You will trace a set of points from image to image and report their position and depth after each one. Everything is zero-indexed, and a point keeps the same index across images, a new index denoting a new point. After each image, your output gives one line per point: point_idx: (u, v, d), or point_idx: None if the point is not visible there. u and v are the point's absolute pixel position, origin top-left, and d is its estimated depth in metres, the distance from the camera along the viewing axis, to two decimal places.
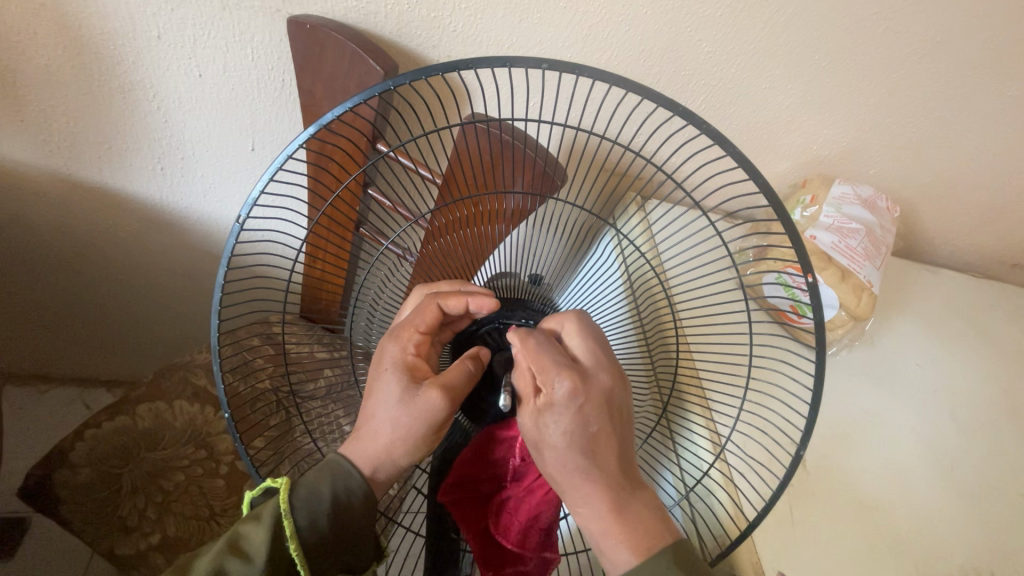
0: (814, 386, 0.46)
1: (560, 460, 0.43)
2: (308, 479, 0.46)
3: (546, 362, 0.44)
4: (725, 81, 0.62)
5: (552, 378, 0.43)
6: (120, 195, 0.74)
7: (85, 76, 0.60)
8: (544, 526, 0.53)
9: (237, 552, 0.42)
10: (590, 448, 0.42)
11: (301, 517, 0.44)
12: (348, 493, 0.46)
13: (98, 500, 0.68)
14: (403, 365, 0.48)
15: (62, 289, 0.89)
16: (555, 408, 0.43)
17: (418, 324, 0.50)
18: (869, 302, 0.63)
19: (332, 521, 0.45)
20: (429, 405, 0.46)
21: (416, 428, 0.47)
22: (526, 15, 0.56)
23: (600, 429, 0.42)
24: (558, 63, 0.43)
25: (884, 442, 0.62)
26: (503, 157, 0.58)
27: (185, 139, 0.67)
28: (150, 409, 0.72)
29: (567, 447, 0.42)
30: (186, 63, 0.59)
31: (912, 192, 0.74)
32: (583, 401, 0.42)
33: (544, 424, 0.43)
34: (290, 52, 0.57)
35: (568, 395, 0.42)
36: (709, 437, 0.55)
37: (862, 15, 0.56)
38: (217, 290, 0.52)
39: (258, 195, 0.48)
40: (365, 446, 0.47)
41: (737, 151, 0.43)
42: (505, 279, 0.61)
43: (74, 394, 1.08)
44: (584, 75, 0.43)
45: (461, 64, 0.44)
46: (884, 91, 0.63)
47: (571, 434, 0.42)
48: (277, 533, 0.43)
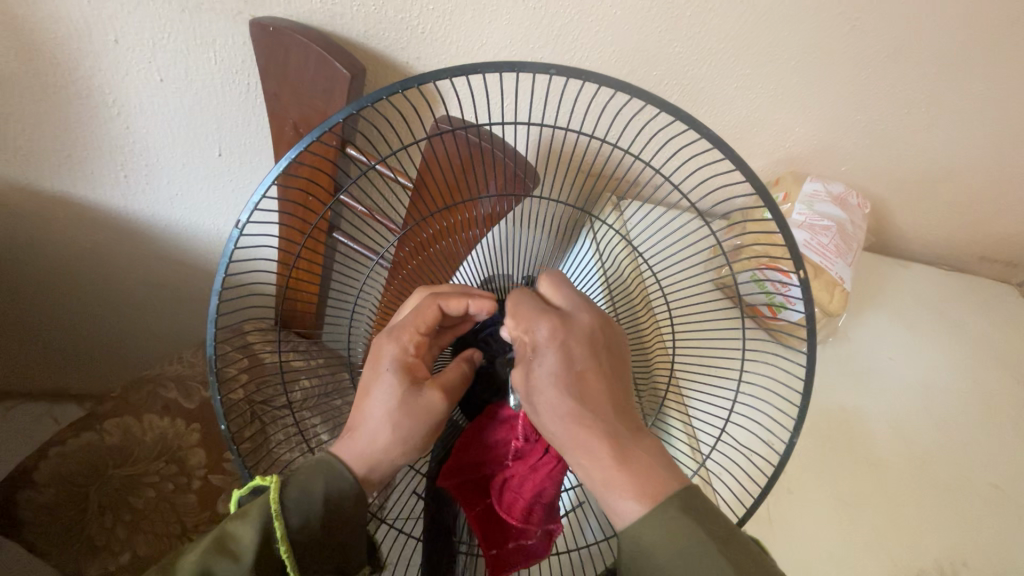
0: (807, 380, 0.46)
1: (549, 404, 0.42)
2: (300, 480, 0.44)
3: (525, 310, 0.46)
4: (696, 81, 0.63)
5: (533, 322, 0.44)
6: (82, 204, 0.72)
7: (41, 82, 0.58)
8: (548, 501, 0.52)
9: (226, 552, 0.40)
10: (578, 389, 0.42)
11: (293, 517, 0.42)
12: (341, 495, 0.45)
13: (63, 520, 0.65)
14: (404, 365, 0.48)
15: (27, 300, 0.86)
16: (539, 351, 0.44)
17: (418, 324, 0.49)
18: (841, 298, 0.63)
19: (324, 521, 0.43)
20: (430, 406, 0.48)
21: (416, 430, 0.47)
22: (494, 18, 0.56)
23: (586, 367, 0.43)
24: (566, 69, 0.44)
25: (858, 435, 0.62)
26: (479, 166, 0.58)
27: (148, 145, 0.65)
28: (118, 424, 0.71)
29: (555, 386, 0.42)
30: (146, 67, 0.58)
31: (882, 188, 0.76)
32: (563, 339, 0.43)
33: (531, 371, 0.44)
34: (253, 56, 0.56)
35: (549, 335, 0.44)
36: (690, 453, 0.56)
37: (828, 15, 0.57)
38: (212, 296, 0.52)
39: (260, 199, 0.49)
40: (355, 448, 0.46)
41: (734, 153, 0.44)
42: (494, 283, 0.60)
43: (43, 409, 1.04)
44: (592, 81, 0.44)
45: (468, 68, 0.45)
46: (852, 89, 0.64)
47: (555, 373, 0.42)
48: (267, 533, 0.41)
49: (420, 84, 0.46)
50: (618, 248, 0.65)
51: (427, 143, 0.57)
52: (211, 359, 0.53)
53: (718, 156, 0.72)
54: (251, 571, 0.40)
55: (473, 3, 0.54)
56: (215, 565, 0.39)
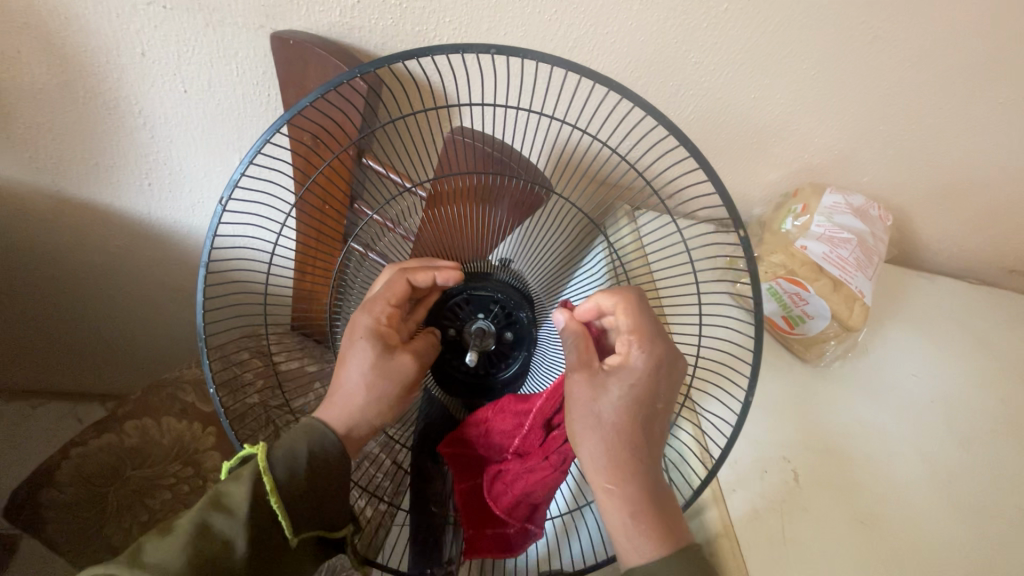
0: (753, 361, 0.46)
1: (617, 428, 0.46)
2: (284, 441, 0.46)
3: (645, 329, 0.47)
4: (713, 91, 0.62)
5: (642, 349, 0.46)
6: (107, 210, 0.74)
7: (72, 93, 0.60)
8: (534, 501, 0.55)
9: (220, 507, 0.43)
10: (648, 424, 0.46)
11: (280, 471, 0.45)
12: (324, 449, 0.48)
13: (83, 519, 0.67)
14: (375, 333, 0.52)
15: (55, 302, 0.88)
16: (630, 372, 0.46)
17: (389, 297, 0.53)
18: (861, 313, 0.62)
19: (310, 476, 0.46)
20: (400, 368, 0.52)
21: (389, 389, 0.52)
22: (509, 29, 0.56)
23: (664, 407, 0.46)
24: (505, 47, 0.43)
25: (877, 451, 0.61)
26: (496, 162, 0.58)
27: (172, 154, 0.67)
28: (137, 426, 0.72)
29: (626, 416, 0.46)
30: (171, 79, 0.59)
31: (904, 199, 0.74)
32: (659, 375, 0.46)
33: (610, 384, 0.46)
34: (274, 67, 0.57)
35: (651, 365, 0.46)
36: (693, 432, 0.57)
37: (849, 25, 0.56)
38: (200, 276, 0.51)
39: (239, 177, 0.47)
40: (336, 408, 0.50)
41: (668, 122, 0.45)
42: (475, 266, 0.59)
43: (66, 409, 1.06)
44: (530, 59, 0.43)
45: (418, 52, 0.44)
46: (873, 99, 0.63)
47: (638, 401, 0.46)
48: (258, 488, 0.43)
49: (416, 59, 0.44)
50: (628, 246, 0.67)
51: (449, 134, 0.58)
52: (200, 330, 0.52)
53: (735, 166, 0.71)
54: (246, 522, 0.42)
55: (489, 15, 0.55)
56: (211, 518, 0.42)
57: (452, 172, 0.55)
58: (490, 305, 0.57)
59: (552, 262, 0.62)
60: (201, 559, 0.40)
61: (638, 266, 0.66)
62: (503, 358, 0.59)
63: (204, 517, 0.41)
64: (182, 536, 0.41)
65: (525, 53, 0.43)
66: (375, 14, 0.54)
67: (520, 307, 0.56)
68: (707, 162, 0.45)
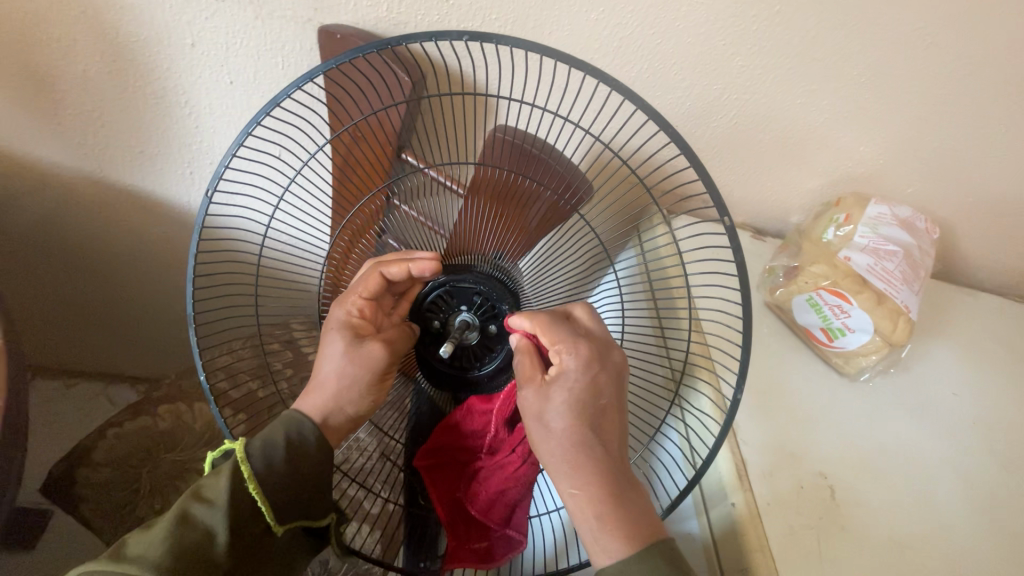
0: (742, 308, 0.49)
1: (561, 433, 0.46)
2: (262, 433, 0.46)
3: (562, 333, 0.48)
4: (758, 95, 0.61)
5: (566, 350, 0.47)
6: (146, 197, 0.75)
7: (122, 81, 0.61)
8: (510, 501, 0.57)
9: (201, 499, 0.43)
10: (597, 422, 0.46)
11: (258, 462, 0.44)
12: (302, 439, 0.47)
13: (116, 499, 0.68)
14: (347, 325, 0.52)
15: (92, 285, 0.90)
16: (566, 376, 0.47)
17: (360, 289, 0.52)
18: (906, 328, 0.60)
19: (289, 466, 0.45)
20: (372, 356, 0.51)
21: (361, 377, 0.51)
22: (555, 28, 0.56)
23: (609, 403, 0.47)
24: (477, 34, 0.45)
25: (915, 472, 0.58)
26: (538, 166, 0.55)
27: (214, 145, 0.68)
28: (170, 410, 0.74)
29: (570, 419, 0.46)
30: (218, 69, 0.60)
31: (950, 213, 0.71)
32: (596, 372, 0.47)
33: (554, 391, 0.47)
34: (319, 60, 0.58)
35: (580, 364, 0.47)
36: (713, 398, 0.56)
37: (904, 31, 0.55)
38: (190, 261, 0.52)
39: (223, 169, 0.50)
40: (312, 399, 0.50)
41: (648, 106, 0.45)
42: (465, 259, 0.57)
43: (97, 390, 1.08)
44: (503, 43, 0.45)
45: (392, 41, 0.46)
46: (925, 108, 0.61)
47: (581, 401, 0.46)
48: (238, 479, 0.43)
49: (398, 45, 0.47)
50: (662, 244, 0.65)
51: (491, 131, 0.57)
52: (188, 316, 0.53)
53: (775, 173, 0.70)
54: (226, 512, 0.42)
55: (535, 12, 0.55)
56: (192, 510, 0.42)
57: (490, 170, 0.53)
58: (473, 297, 0.57)
59: (570, 269, 0.61)
60: (183, 551, 0.40)
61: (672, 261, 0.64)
62: (487, 352, 0.58)
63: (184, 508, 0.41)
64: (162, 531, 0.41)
65: (496, 38, 0.45)
66: (422, 9, 0.54)
67: (503, 300, 0.56)
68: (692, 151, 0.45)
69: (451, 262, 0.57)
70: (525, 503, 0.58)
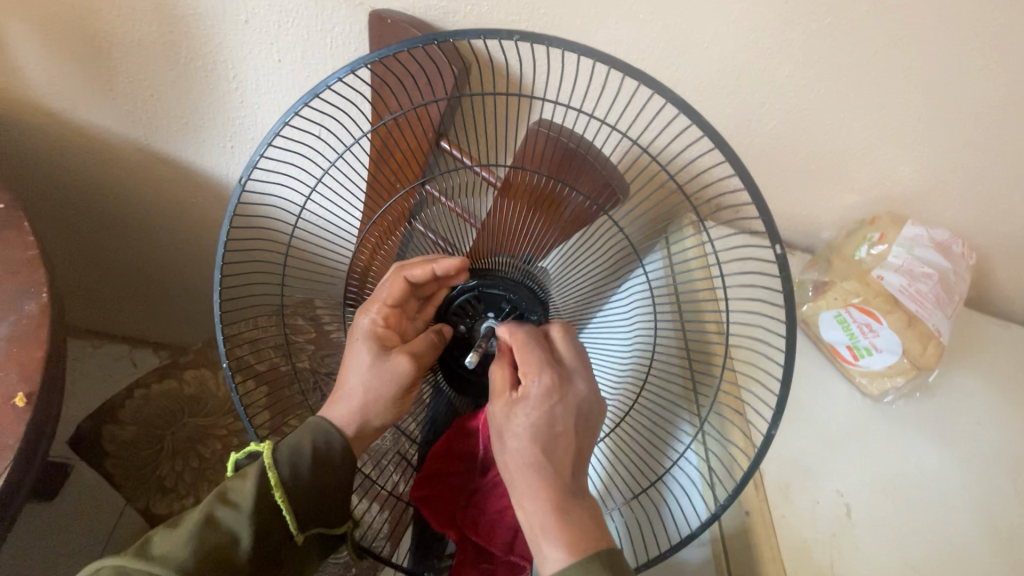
0: (787, 360, 0.44)
1: (519, 448, 0.45)
2: (289, 438, 0.47)
3: (534, 359, 0.47)
4: (800, 106, 0.60)
5: (532, 374, 0.47)
6: (186, 167, 0.77)
7: (174, 53, 0.63)
8: (511, 526, 0.55)
9: (227, 501, 0.43)
10: (550, 446, 0.45)
11: (284, 468, 0.45)
12: (328, 448, 0.47)
13: (140, 457, 0.71)
14: (373, 335, 0.52)
15: (126, 251, 0.93)
16: (527, 401, 0.46)
17: (385, 297, 0.52)
18: (936, 352, 0.59)
19: (313, 474, 0.46)
20: (397, 369, 0.51)
21: (385, 390, 0.51)
22: (603, 26, 0.56)
23: (563, 431, 0.45)
24: (528, 35, 0.44)
25: (937, 501, 0.56)
26: (575, 168, 0.56)
27: (257, 121, 0.69)
28: (196, 375, 0.76)
29: (524, 438, 0.45)
30: (269, 48, 0.61)
31: (990, 241, 0.69)
32: (556, 401, 0.46)
33: (513, 413, 0.46)
34: (367, 44, 0.59)
35: (542, 392, 0.46)
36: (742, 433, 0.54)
37: (958, 50, 0.53)
38: (221, 249, 0.53)
39: (259, 159, 0.50)
40: (339, 411, 0.51)
41: (702, 120, 0.43)
42: (496, 259, 0.56)
43: (123, 351, 1.13)
44: (553, 45, 0.44)
45: (442, 37, 0.46)
46: (973, 130, 0.59)
47: (537, 426, 0.45)
48: (264, 485, 0.44)
49: (445, 41, 0.47)
50: (690, 250, 0.63)
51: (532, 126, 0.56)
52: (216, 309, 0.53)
53: (810, 186, 0.69)
54: (250, 517, 0.43)
55: (583, 9, 0.55)
56: (217, 512, 0.42)
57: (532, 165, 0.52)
58: (503, 304, 0.56)
59: (598, 275, 0.58)
60: (206, 552, 0.41)
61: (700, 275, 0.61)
62: None
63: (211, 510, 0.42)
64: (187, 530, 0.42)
65: (547, 39, 0.44)
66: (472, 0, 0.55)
67: (532, 309, 0.56)
68: (743, 168, 0.42)
69: (478, 262, 0.57)
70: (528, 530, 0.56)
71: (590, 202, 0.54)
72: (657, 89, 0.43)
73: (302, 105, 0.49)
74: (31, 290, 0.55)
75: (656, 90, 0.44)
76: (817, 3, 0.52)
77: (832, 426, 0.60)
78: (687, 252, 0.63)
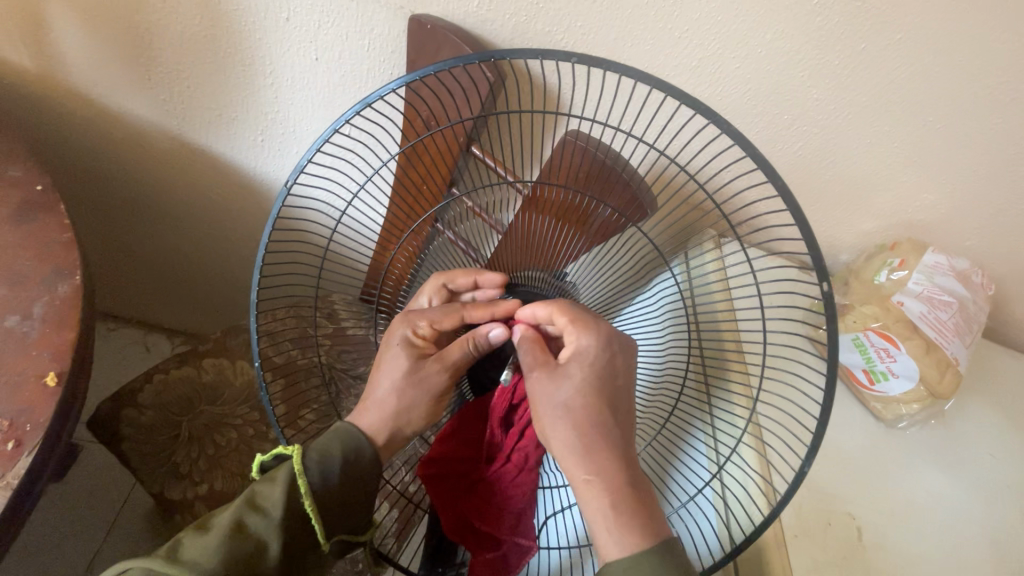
0: (825, 396, 0.44)
1: (583, 415, 0.46)
2: (319, 444, 0.48)
3: (579, 316, 0.48)
4: (828, 129, 0.61)
5: (580, 331, 0.48)
6: (215, 158, 0.78)
7: (214, 46, 0.64)
8: (516, 509, 0.55)
9: (256, 508, 0.44)
10: (614, 399, 0.47)
11: (313, 476, 0.45)
12: (357, 455, 0.48)
13: (157, 441, 0.72)
14: (411, 343, 0.53)
15: (149, 237, 0.95)
16: (582, 357, 0.47)
17: (431, 312, 0.54)
18: (953, 380, 0.60)
19: (342, 480, 0.47)
20: (433, 380, 0.52)
21: (419, 400, 0.52)
22: (638, 41, 0.57)
23: (625, 382, 0.47)
24: (586, 58, 0.45)
25: (949, 528, 0.56)
26: (604, 180, 0.56)
27: (289, 116, 0.70)
28: (214, 364, 0.78)
29: (591, 397, 0.46)
30: (307, 46, 0.62)
31: (1009, 272, 0.69)
32: (611, 353, 0.47)
33: (570, 372, 0.47)
34: (404, 47, 0.60)
35: (597, 344, 0.47)
36: (760, 463, 0.53)
37: (991, 82, 0.54)
38: (260, 249, 0.55)
39: (306, 163, 0.52)
40: (368, 416, 0.51)
41: (755, 152, 0.43)
42: (528, 274, 0.59)
43: (138, 336, 1.15)
44: (611, 70, 0.45)
45: (498, 55, 0.47)
46: (1000, 162, 0.60)
47: (601, 379, 0.47)
48: (293, 492, 0.44)
49: (501, 59, 0.48)
50: (710, 268, 0.63)
51: (562, 137, 0.57)
52: (252, 303, 0.55)
53: (831, 208, 0.69)
54: (278, 525, 0.43)
55: (620, 24, 0.55)
56: (247, 519, 0.43)
57: (561, 182, 0.53)
58: None
59: (619, 288, 0.60)
60: (237, 561, 0.41)
61: (721, 296, 0.61)
62: None
63: (241, 516, 0.42)
64: (218, 536, 0.42)
65: (604, 63, 0.45)
66: (511, 10, 0.56)
67: None
68: (797, 206, 0.43)
69: (512, 273, 0.60)
70: (531, 511, 0.55)
71: (618, 214, 0.55)
72: (711, 118, 0.44)
73: (351, 111, 0.50)
74: (65, 272, 0.56)
75: (712, 121, 0.44)
76: (852, 29, 0.52)
77: (843, 449, 0.61)
78: (707, 272, 0.63)
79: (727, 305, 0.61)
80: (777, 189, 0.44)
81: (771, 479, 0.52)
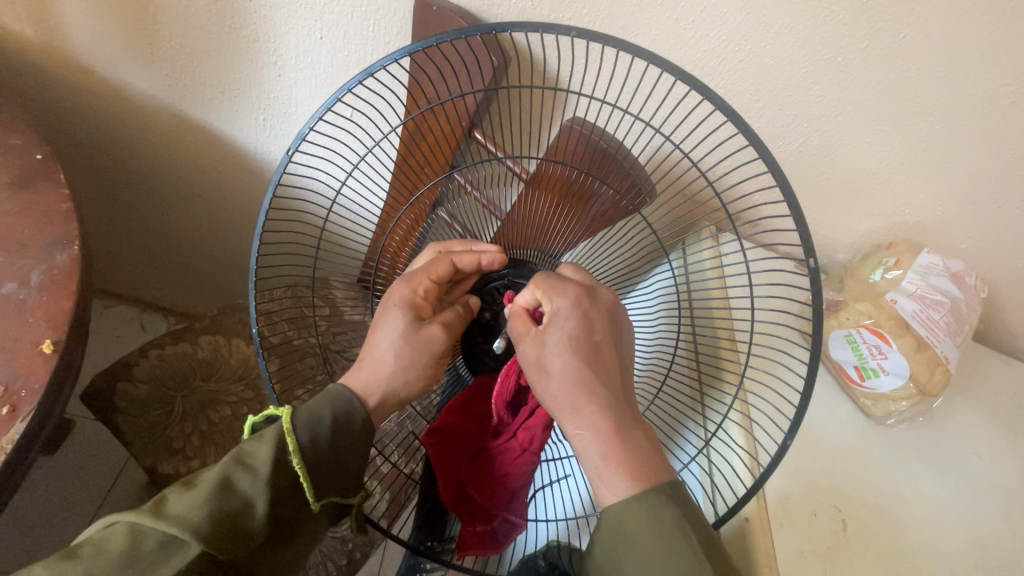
0: (810, 380, 0.45)
1: (563, 371, 0.45)
2: (310, 406, 0.48)
3: (550, 280, 0.48)
4: (830, 126, 0.61)
5: (554, 295, 0.47)
6: (216, 135, 0.78)
7: (217, 22, 0.64)
8: (511, 488, 0.55)
9: (244, 466, 0.43)
10: (595, 357, 0.46)
11: (303, 436, 0.45)
12: (349, 419, 0.49)
13: (151, 415, 0.73)
14: (411, 304, 0.52)
15: (148, 215, 0.94)
16: (559, 319, 0.46)
17: (430, 272, 0.53)
18: (942, 378, 0.60)
19: (333, 442, 0.47)
20: (431, 339, 0.52)
21: (417, 360, 0.52)
22: (642, 30, 0.57)
23: (602, 339, 0.46)
24: (587, 33, 0.45)
25: (934, 523, 0.57)
26: (606, 166, 0.57)
27: (291, 95, 0.70)
28: (210, 341, 0.78)
29: (570, 354, 0.45)
30: (311, 24, 0.62)
31: (1003, 276, 0.69)
32: (586, 309, 0.47)
33: (547, 336, 0.47)
34: (410, 27, 0.60)
35: (569, 305, 0.46)
36: (746, 442, 0.54)
37: (992, 85, 0.54)
38: (260, 219, 0.54)
39: (305, 135, 0.51)
40: (360, 378, 0.52)
41: (748, 129, 0.44)
42: (525, 253, 0.58)
43: (133, 313, 1.15)
44: (610, 46, 0.45)
45: (500, 29, 0.47)
46: (998, 165, 0.60)
47: (578, 338, 0.46)
48: (281, 451, 0.44)
49: (502, 33, 0.48)
50: (706, 257, 0.64)
51: (567, 122, 0.57)
52: (251, 272, 0.54)
53: (830, 206, 0.70)
54: (267, 484, 0.43)
55: (625, 11, 0.56)
56: (235, 476, 0.42)
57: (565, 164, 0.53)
58: None
59: (617, 272, 0.61)
60: (223, 517, 0.40)
61: (715, 284, 0.62)
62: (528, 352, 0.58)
63: (229, 472, 0.42)
64: (204, 492, 0.41)
65: (609, 39, 0.45)
66: None
67: None
68: (788, 183, 0.44)
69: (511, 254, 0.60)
70: (525, 491, 0.56)
71: (617, 198, 0.56)
72: (707, 95, 0.44)
73: (354, 87, 0.50)
74: (63, 242, 0.56)
75: (707, 98, 0.45)
76: (856, 26, 0.52)
77: (830, 444, 0.62)
78: (703, 261, 0.63)
79: (721, 293, 0.61)
80: (769, 169, 0.45)
81: (758, 457, 0.52)
